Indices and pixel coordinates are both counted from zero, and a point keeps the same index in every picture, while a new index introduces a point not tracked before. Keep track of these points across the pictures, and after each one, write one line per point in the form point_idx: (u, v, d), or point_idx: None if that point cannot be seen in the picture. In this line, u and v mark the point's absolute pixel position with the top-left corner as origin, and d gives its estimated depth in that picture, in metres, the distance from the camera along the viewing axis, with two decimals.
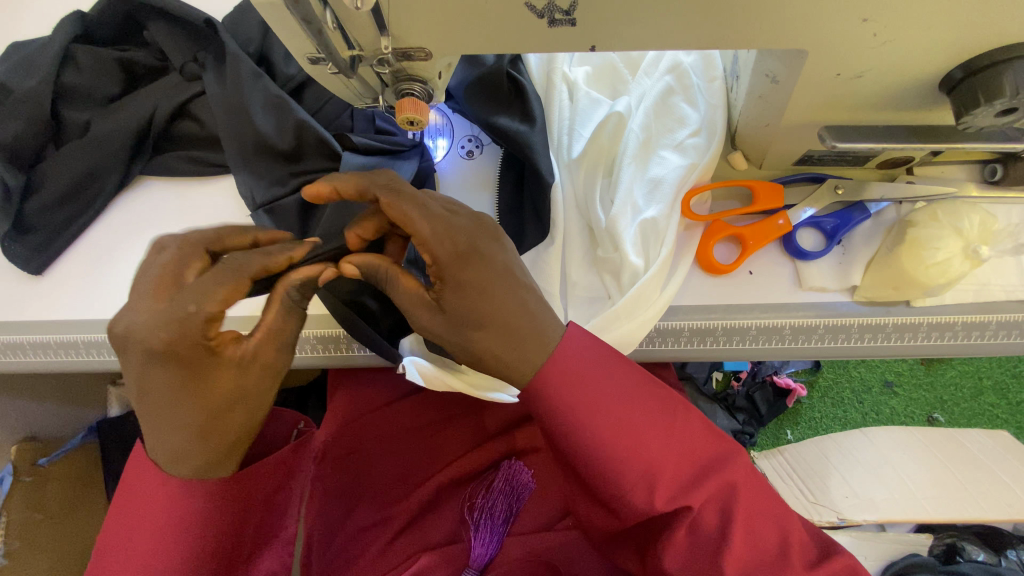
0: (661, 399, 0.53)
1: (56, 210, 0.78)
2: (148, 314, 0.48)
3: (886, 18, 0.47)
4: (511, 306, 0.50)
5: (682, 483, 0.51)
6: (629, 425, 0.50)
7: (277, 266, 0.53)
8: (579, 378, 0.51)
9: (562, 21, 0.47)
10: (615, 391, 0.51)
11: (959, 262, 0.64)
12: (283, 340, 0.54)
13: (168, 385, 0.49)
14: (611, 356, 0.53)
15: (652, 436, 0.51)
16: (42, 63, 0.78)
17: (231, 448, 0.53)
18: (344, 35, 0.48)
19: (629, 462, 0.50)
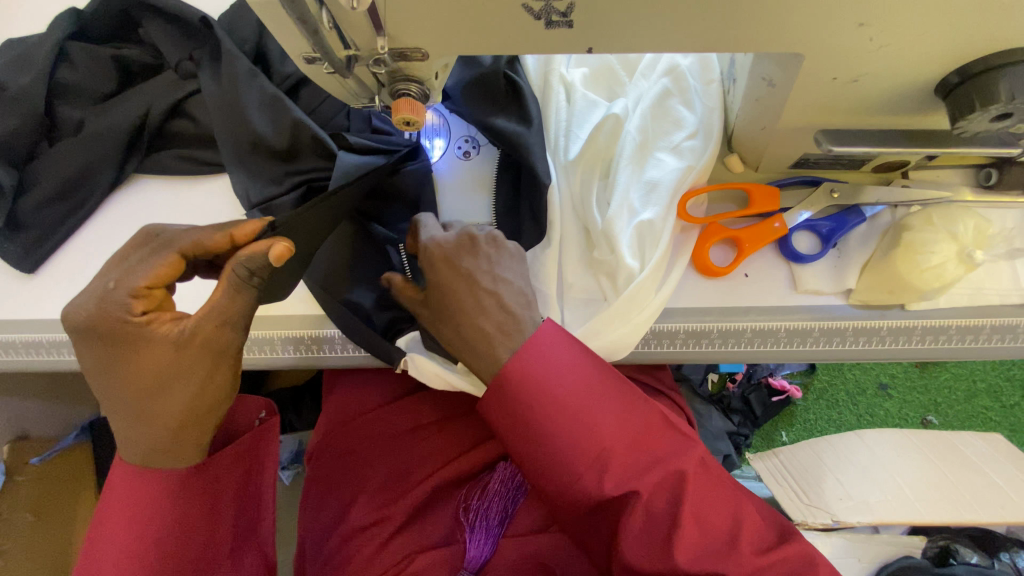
0: (613, 390, 0.57)
1: (48, 208, 0.77)
2: (95, 300, 0.53)
3: (881, 24, 0.47)
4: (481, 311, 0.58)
5: (630, 468, 0.55)
6: (578, 413, 0.55)
7: (210, 243, 0.55)
8: (533, 370, 0.56)
9: (559, 23, 0.47)
10: (570, 386, 0.56)
11: (954, 266, 0.64)
12: (224, 320, 0.54)
13: (115, 364, 0.53)
14: (570, 349, 0.58)
15: (600, 422, 0.55)
16: (36, 61, 0.78)
17: (182, 426, 0.56)
18: (340, 34, 0.48)
19: (579, 447, 0.55)
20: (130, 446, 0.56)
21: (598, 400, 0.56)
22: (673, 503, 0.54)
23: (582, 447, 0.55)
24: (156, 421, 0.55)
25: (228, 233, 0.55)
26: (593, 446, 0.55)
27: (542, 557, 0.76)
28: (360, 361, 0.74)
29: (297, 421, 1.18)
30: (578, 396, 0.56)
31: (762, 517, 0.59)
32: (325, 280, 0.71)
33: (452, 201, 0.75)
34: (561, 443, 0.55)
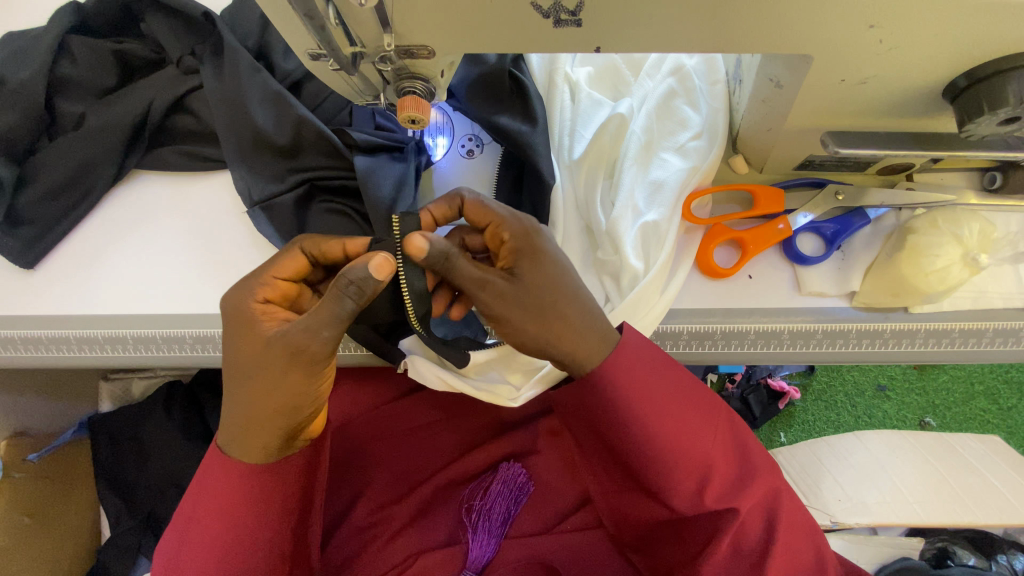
0: (707, 406, 0.59)
1: (49, 204, 0.76)
2: (256, 288, 0.55)
3: (892, 25, 0.47)
4: (557, 284, 0.54)
5: (729, 485, 0.58)
6: (684, 428, 0.56)
7: (330, 250, 0.57)
8: (651, 380, 0.56)
9: (568, 21, 0.46)
10: (681, 402, 0.57)
11: (958, 269, 0.64)
12: (314, 327, 0.50)
13: (232, 351, 0.54)
14: (670, 362, 0.58)
15: (703, 437, 0.57)
16: (36, 55, 0.77)
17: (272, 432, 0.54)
18: (346, 31, 0.47)
19: (683, 460, 0.56)
20: (230, 438, 0.56)
21: (702, 417, 0.57)
22: (768, 518, 0.60)
23: (688, 463, 0.56)
24: (236, 413, 0.54)
25: (343, 244, 0.57)
26: (702, 460, 0.57)
27: (545, 558, 0.76)
28: (361, 359, 0.74)
29: None
30: (692, 409, 0.57)
31: (805, 535, 0.62)
32: None
33: None
34: (665, 457, 0.56)
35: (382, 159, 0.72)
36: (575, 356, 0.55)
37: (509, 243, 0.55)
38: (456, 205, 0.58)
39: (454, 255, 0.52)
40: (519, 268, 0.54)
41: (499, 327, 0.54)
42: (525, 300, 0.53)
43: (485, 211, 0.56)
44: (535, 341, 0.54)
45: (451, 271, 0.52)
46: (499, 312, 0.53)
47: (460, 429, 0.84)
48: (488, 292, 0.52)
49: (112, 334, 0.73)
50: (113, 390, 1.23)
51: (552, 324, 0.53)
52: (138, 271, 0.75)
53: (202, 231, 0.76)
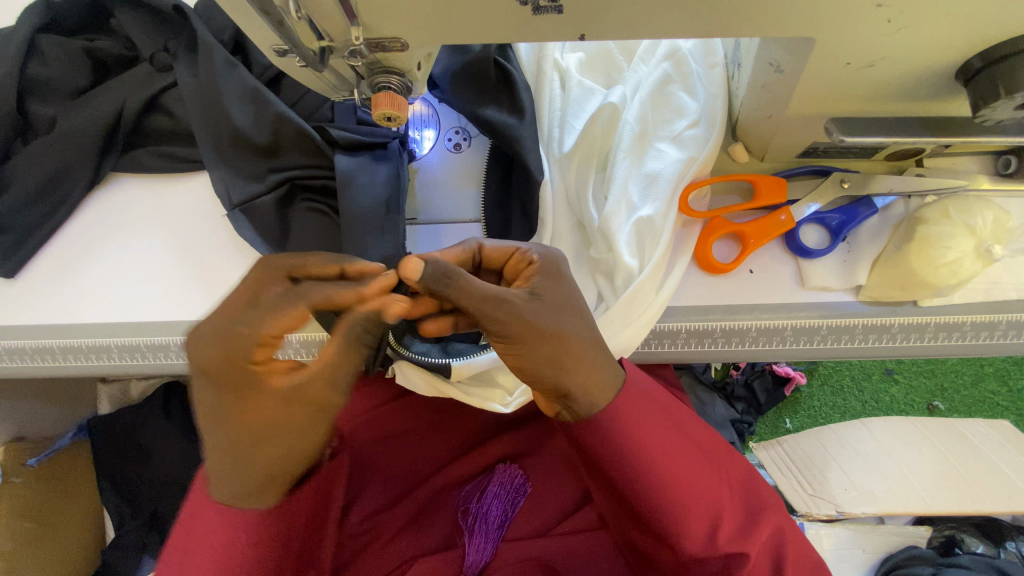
0: (709, 456, 0.62)
1: (25, 211, 0.74)
2: (240, 331, 0.46)
3: (902, 4, 0.43)
4: (576, 315, 0.55)
5: (739, 532, 0.61)
6: (687, 477, 0.59)
7: (343, 299, 0.50)
8: (648, 425, 0.59)
9: (548, 8, 0.43)
10: (680, 447, 0.60)
11: (971, 261, 0.61)
12: (339, 376, 0.50)
13: (225, 406, 0.47)
14: (665, 405, 0.61)
15: (706, 482, 0.60)
16: (6, 56, 0.74)
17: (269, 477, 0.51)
18: (311, 25, 0.44)
19: (690, 508, 0.58)
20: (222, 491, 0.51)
21: (700, 460, 0.60)
22: (776, 560, 0.63)
23: (695, 512, 0.59)
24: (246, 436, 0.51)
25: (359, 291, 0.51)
26: (709, 510, 0.59)
27: (546, 558, 0.75)
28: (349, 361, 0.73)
29: None
30: (691, 453, 0.60)
31: (805, 564, 0.64)
32: None
33: (441, 196, 0.72)
34: (672, 513, 0.58)
35: (366, 158, 0.69)
36: (585, 393, 0.56)
37: (536, 267, 0.56)
38: (471, 249, 0.58)
39: (462, 275, 0.50)
40: (538, 290, 0.54)
41: (508, 349, 0.52)
42: (543, 321, 0.52)
43: (508, 244, 0.58)
44: (545, 368, 0.53)
45: (460, 287, 0.49)
46: (517, 330, 0.51)
47: (457, 432, 0.83)
48: (503, 308, 0.51)
49: (96, 344, 0.72)
50: (111, 392, 1.23)
51: (569, 355, 0.53)
52: (118, 278, 0.73)
53: (182, 235, 0.74)
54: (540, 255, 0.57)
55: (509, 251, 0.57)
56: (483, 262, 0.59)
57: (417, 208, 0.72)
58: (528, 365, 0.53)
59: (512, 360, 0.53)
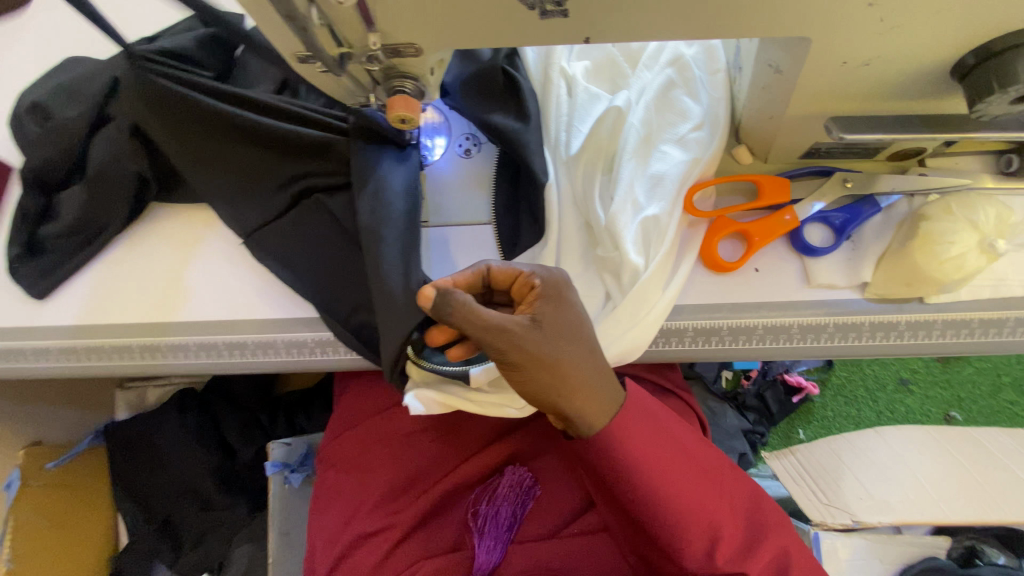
0: (714, 472, 0.63)
1: (63, 240, 0.77)
2: None
3: (892, 2, 0.44)
4: (575, 341, 0.58)
5: (740, 548, 0.62)
6: (689, 494, 0.61)
7: None
8: (650, 444, 0.61)
9: (554, 12, 0.45)
10: (682, 463, 0.62)
11: (975, 256, 0.61)
12: None
13: None
14: (669, 426, 0.63)
15: (705, 498, 0.61)
16: (84, 93, 0.77)
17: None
18: (331, 32, 0.47)
19: (690, 522, 0.60)
20: None
21: (701, 477, 0.62)
22: None
23: (696, 527, 0.61)
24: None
25: None
26: (710, 526, 0.61)
27: (555, 560, 0.75)
28: (362, 362, 0.74)
29: (308, 423, 1.23)
30: (694, 471, 0.62)
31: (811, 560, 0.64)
32: (326, 292, 0.71)
33: (452, 199, 0.75)
34: (673, 526, 0.60)
35: (386, 162, 0.70)
36: (585, 417, 0.59)
37: (538, 293, 0.58)
38: (481, 272, 0.60)
39: (467, 304, 0.53)
40: (540, 317, 0.57)
41: (511, 374, 0.56)
42: (543, 349, 0.55)
43: (512, 266, 0.59)
44: (545, 391, 0.56)
45: (464, 318, 0.53)
46: (516, 359, 0.54)
47: (468, 432, 0.83)
48: (504, 338, 0.54)
49: (117, 343, 0.75)
50: (128, 397, 1.28)
51: (567, 382, 0.56)
52: (138, 284, 0.75)
53: (199, 243, 0.76)
54: (543, 278, 0.59)
55: (513, 274, 0.59)
56: (490, 282, 0.61)
57: (429, 211, 0.74)
58: (529, 390, 0.57)
59: (515, 384, 0.57)
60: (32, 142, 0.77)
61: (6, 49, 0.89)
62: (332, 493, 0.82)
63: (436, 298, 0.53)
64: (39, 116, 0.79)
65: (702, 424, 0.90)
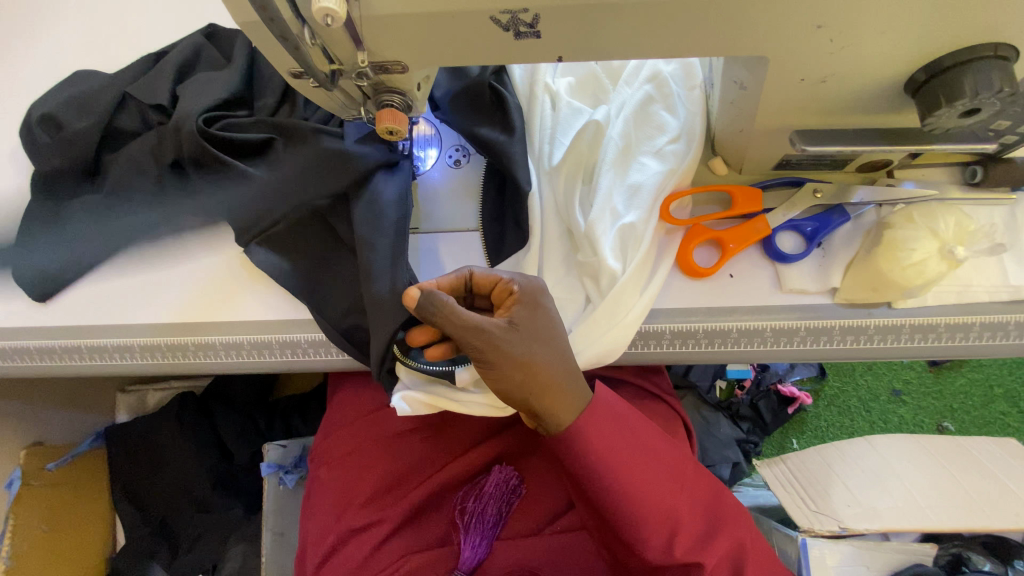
0: (678, 470, 0.66)
1: (69, 246, 0.79)
2: None
3: (839, 25, 0.48)
4: (548, 343, 0.61)
5: (700, 542, 0.65)
6: (652, 489, 0.63)
7: None
8: (617, 441, 0.64)
9: (527, 33, 0.49)
10: (647, 460, 0.65)
11: (936, 262, 0.64)
12: None
13: None
14: (636, 424, 0.66)
15: (668, 494, 0.64)
16: (96, 107, 0.81)
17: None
18: (322, 50, 0.50)
19: (651, 517, 0.63)
20: None
21: (664, 474, 0.65)
22: (737, 570, 0.66)
23: (658, 523, 0.63)
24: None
25: None
26: (671, 521, 0.64)
27: (538, 554, 0.78)
28: (353, 363, 0.77)
29: (305, 427, 1.26)
30: (658, 468, 0.65)
31: (765, 553, 0.68)
32: (316, 296, 0.74)
33: (441, 206, 0.78)
34: (638, 521, 0.63)
35: (377, 172, 0.74)
36: (555, 415, 0.62)
37: (516, 298, 0.61)
38: (464, 276, 0.63)
39: (451, 305, 0.56)
40: (517, 320, 0.60)
41: (487, 372, 0.59)
42: (517, 350, 0.58)
43: (493, 272, 0.63)
44: (519, 390, 0.60)
45: (446, 318, 0.56)
46: (492, 358, 0.57)
47: (453, 433, 0.85)
48: (483, 338, 0.57)
49: (120, 343, 0.78)
50: (129, 402, 1.33)
51: (538, 380, 0.59)
52: (141, 288, 0.79)
53: (200, 249, 0.80)
54: (521, 284, 0.62)
55: (493, 280, 0.62)
56: (473, 287, 0.64)
57: (419, 218, 0.77)
58: (503, 388, 0.60)
59: (491, 382, 0.60)
60: (44, 151, 0.81)
61: (21, 64, 0.93)
62: (324, 490, 0.85)
63: (421, 299, 0.56)
64: (50, 127, 0.83)
65: (687, 428, 0.91)
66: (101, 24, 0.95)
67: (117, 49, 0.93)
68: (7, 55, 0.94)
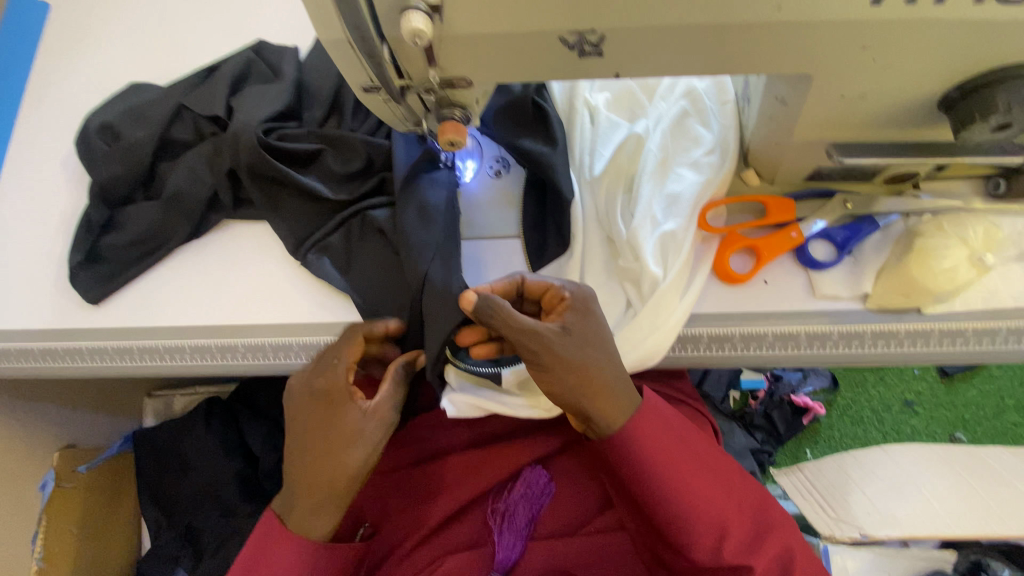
0: (722, 472, 0.68)
1: (125, 249, 0.83)
2: None
3: (883, 46, 0.51)
4: (601, 349, 0.63)
5: (746, 543, 0.66)
6: (701, 493, 0.65)
7: None
8: (666, 446, 0.66)
9: (591, 52, 0.53)
10: (695, 465, 0.66)
11: (965, 269, 0.67)
12: None
13: None
14: (683, 430, 0.68)
15: (714, 496, 0.66)
16: (153, 118, 0.85)
17: (334, 483, 0.68)
18: (397, 66, 0.54)
19: (701, 521, 0.64)
20: None
21: (711, 479, 0.67)
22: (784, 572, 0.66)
23: (705, 523, 0.65)
24: None
25: None
26: (718, 522, 0.65)
27: (574, 555, 0.79)
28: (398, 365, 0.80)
29: None
30: (706, 473, 0.66)
31: (809, 553, 0.68)
32: (366, 300, 0.76)
33: (484, 214, 0.81)
34: (685, 521, 0.65)
35: (425, 181, 0.77)
36: (606, 418, 0.64)
37: (569, 304, 0.64)
38: (517, 283, 0.66)
39: (506, 308, 0.60)
40: (571, 325, 0.62)
41: (541, 374, 0.61)
42: (571, 353, 0.61)
43: (546, 279, 0.66)
44: (572, 392, 0.62)
45: (502, 321, 0.59)
46: (546, 360, 0.60)
47: (493, 435, 0.86)
48: (537, 341, 0.60)
49: (171, 345, 0.80)
50: (156, 406, 1.35)
51: (591, 384, 0.62)
52: (192, 291, 0.81)
53: (249, 254, 0.83)
54: (574, 291, 0.65)
55: (546, 286, 0.65)
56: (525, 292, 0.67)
57: (462, 226, 0.81)
58: (556, 391, 0.62)
59: (544, 384, 0.63)
60: (102, 160, 0.85)
61: (73, 77, 0.97)
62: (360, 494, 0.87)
63: (481, 302, 0.59)
64: (108, 136, 0.87)
65: (715, 431, 0.93)
66: (151, 40, 0.99)
67: (166, 63, 0.97)
68: (59, 68, 0.98)
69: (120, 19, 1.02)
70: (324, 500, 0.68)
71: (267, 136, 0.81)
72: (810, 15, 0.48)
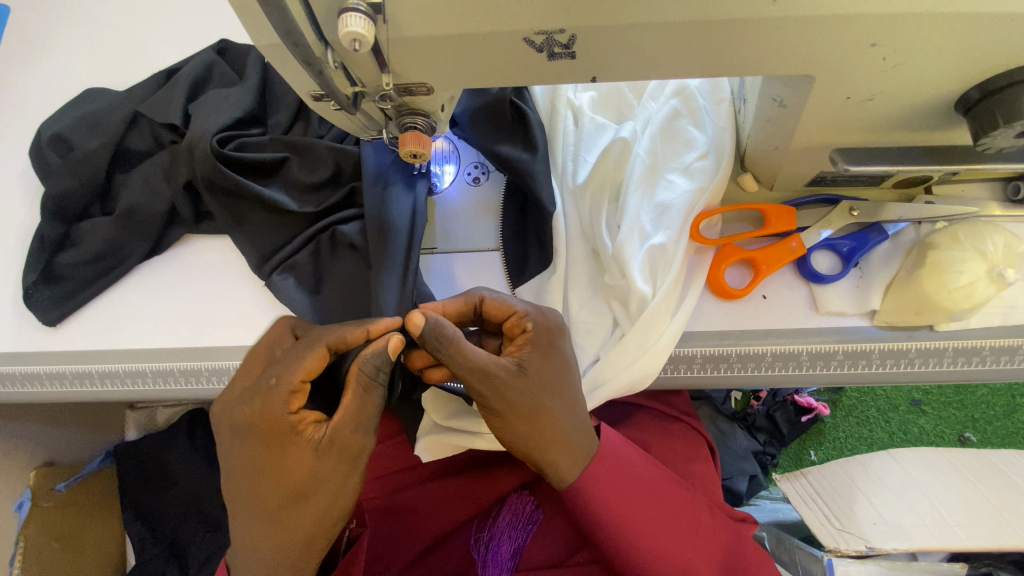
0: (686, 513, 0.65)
1: (82, 268, 0.78)
2: None
3: (895, 43, 0.45)
4: (558, 392, 0.58)
5: None
6: (661, 542, 0.63)
7: None
8: (624, 492, 0.62)
9: (562, 54, 0.47)
10: (654, 510, 0.63)
11: (984, 285, 0.61)
12: None
13: None
14: (642, 475, 0.64)
15: (678, 540, 0.63)
16: (108, 126, 0.80)
17: (311, 538, 0.56)
18: (346, 73, 0.48)
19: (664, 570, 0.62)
20: None
21: (676, 524, 0.64)
22: None
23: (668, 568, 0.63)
24: None
25: None
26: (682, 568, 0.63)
27: None
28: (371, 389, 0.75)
29: None
30: (668, 519, 0.64)
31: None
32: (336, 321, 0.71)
33: (461, 225, 0.76)
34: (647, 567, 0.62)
35: (394, 186, 0.72)
36: (557, 468, 0.60)
37: (529, 337, 0.58)
38: (473, 305, 0.60)
39: (458, 340, 0.52)
40: (527, 363, 0.57)
41: (491, 417, 0.56)
42: (523, 397, 0.56)
43: (508, 302, 0.59)
44: (522, 441, 0.58)
45: (454, 355, 0.52)
46: (496, 405, 0.55)
47: (475, 460, 0.81)
48: (487, 382, 0.54)
49: (131, 369, 0.75)
50: (138, 419, 1.29)
51: (544, 432, 0.57)
52: (154, 311, 0.76)
53: (213, 271, 0.78)
54: (536, 321, 0.59)
55: (507, 312, 0.59)
56: (482, 313, 0.60)
57: (436, 237, 0.75)
58: (504, 437, 0.58)
59: (492, 427, 0.58)
60: (54, 172, 0.79)
61: (30, 82, 0.92)
62: None
63: (428, 330, 0.51)
64: (62, 148, 0.82)
65: (712, 450, 0.87)
66: (110, 40, 0.94)
67: (127, 65, 0.92)
68: (17, 73, 0.93)
69: (77, 18, 0.96)
70: (269, 541, 0.55)
71: (223, 147, 0.75)
72: (813, 9, 0.42)
